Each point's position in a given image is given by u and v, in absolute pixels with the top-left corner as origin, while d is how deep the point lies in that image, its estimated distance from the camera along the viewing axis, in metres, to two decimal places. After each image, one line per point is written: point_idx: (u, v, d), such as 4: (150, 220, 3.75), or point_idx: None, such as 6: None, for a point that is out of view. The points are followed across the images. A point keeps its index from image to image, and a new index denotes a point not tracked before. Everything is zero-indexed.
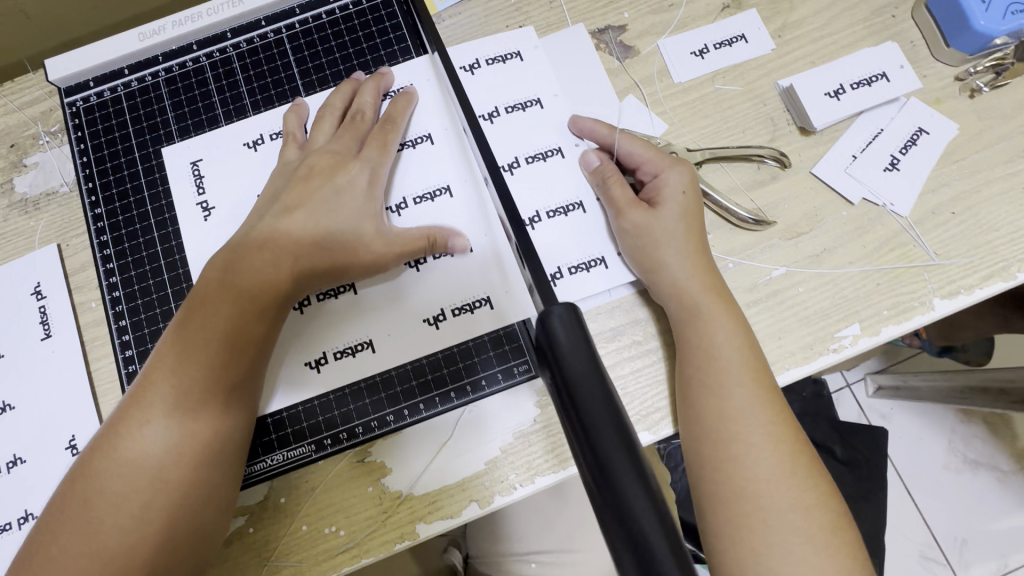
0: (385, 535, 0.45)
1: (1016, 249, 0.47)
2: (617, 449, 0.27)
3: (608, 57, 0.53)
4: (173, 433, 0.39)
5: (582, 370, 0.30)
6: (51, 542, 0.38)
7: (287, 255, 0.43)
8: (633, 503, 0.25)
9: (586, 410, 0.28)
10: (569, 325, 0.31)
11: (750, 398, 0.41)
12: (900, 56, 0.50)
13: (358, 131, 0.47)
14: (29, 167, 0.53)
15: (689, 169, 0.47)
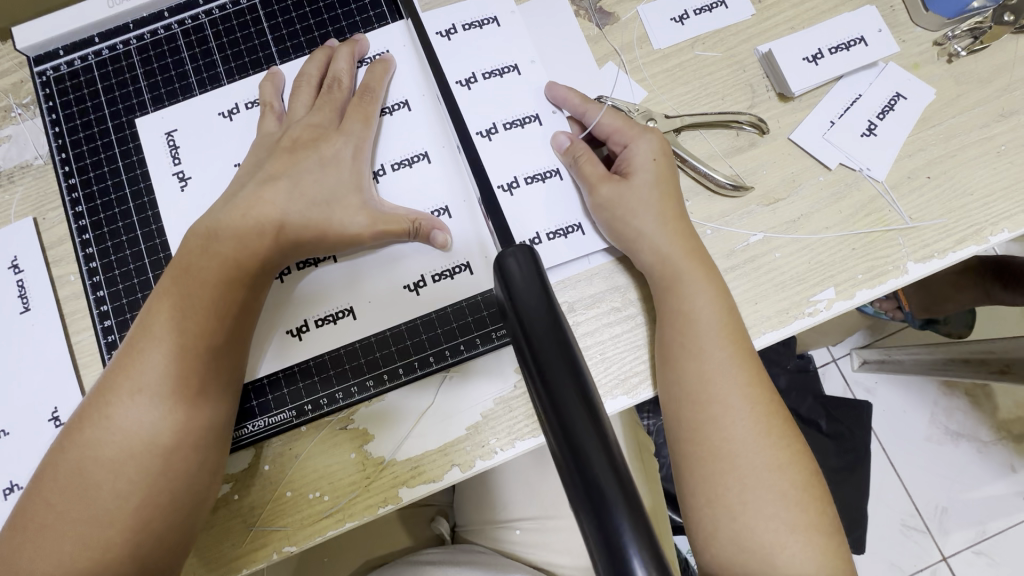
0: (368, 499, 0.46)
1: (990, 213, 0.48)
2: (579, 400, 0.24)
3: (588, 24, 0.52)
4: (162, 401, 0.40)
5: (542, 317, 0.26)
6: (47, 508, 0.39)
7: (267, 222, 0.43)
8: (594, 459, 0.22)
9: (544, 359, 0.25)
10: (526, 270, 0.27)
11: (723, 360, 0.42)
12: (878, 20, 0.50)
13: (338, 103, 0.47)
14: (1, 140, 0.53)
15: (659, 137, 0.47)
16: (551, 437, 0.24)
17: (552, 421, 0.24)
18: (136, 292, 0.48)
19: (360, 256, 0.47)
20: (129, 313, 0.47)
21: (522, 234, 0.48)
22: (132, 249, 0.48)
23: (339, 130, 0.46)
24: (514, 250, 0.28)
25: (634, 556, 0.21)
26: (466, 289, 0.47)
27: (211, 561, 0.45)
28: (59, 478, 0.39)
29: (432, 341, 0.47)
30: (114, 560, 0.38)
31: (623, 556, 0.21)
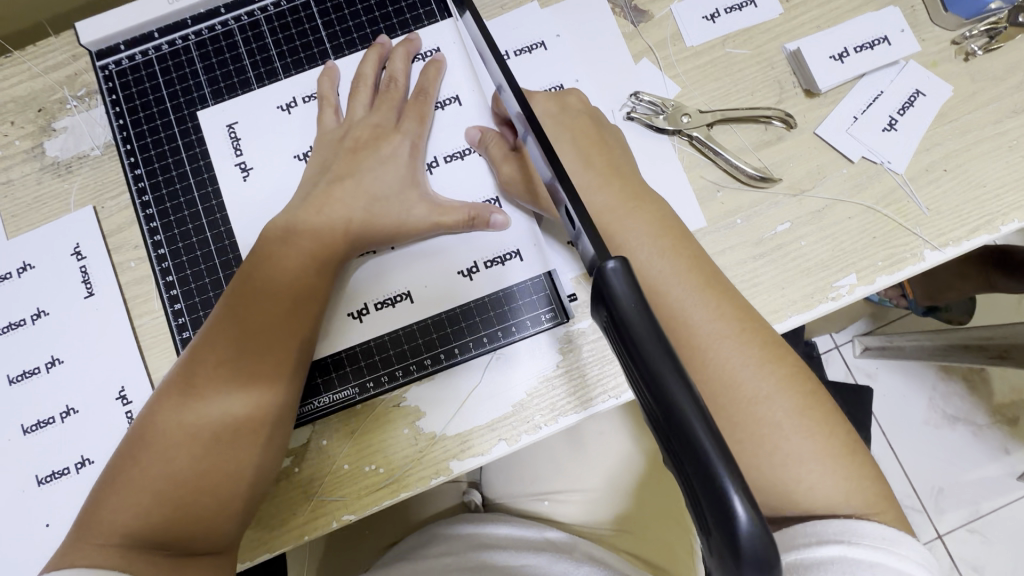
0: (422, 471, 0.49)
1: (1001, 204, 0.51)
2: (669, 365, 0.23)
3: (623, 21, 0.55)
4: (242, 374, 0.44)
5: (639, 317, 0.24)
6: (136, 467, 0.42)
7: (340, 219, 0.47)
8: (694, 422, 0.22)
9: (650, 359, 0.23)
10: (626, 279, 0.25)
11: (686, 291, 0.42)
12: (900, 21, 0.53)
13: (397, 103, 0.50)
14: (58, 132, 0.55)
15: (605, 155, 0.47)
16: (658, 423, 0.23)
17: (647, 389, 0.23)
18: (202, 278, 0.51)
19: (417, 243, 0.50)
20: (196, 297, 0.51)
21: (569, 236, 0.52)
22: (197, 237, 0.51)
23: (398, 129, 0.49)
24: (612, 261, 0.25)
25: (733, 495, 0.20)
26: (510, 273, 0.50)
27: (274, 530, 0.49)
28: (142, 440, 0.43)
29: (484, 324, 0.50)
30: (188, 521, 0.42)
31: (722, 496, 0.21)
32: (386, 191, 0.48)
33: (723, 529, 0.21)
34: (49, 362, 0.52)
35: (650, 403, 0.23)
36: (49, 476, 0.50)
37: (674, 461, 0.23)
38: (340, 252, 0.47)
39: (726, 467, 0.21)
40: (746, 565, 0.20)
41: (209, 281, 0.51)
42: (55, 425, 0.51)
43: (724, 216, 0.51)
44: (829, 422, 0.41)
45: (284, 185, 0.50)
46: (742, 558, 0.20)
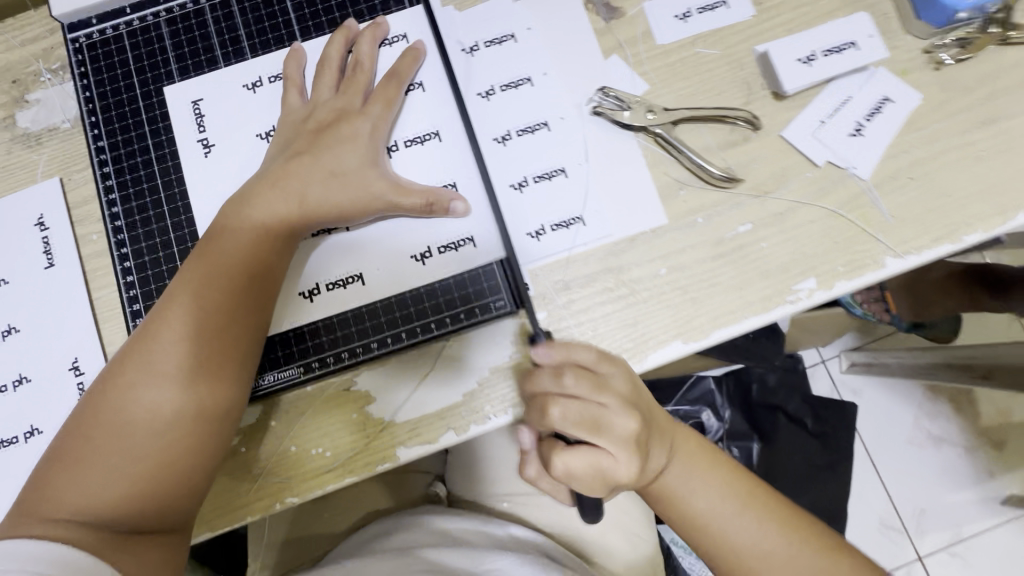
0: (368, 457, 0.49)
1: (966, 214, 0.51)
2: None
3: (595, 17, 0.55)
4: (193, 357, 0.43)
5: None
6: (88, 441, 0.42)
7: (295, 193, 0.47)
8: None
9: None
10: None
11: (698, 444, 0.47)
12: (870, 26, 0.53)
13: (362, 86, 0.50)
14: (31, 103, 0.56)
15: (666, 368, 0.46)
16: None
17: None
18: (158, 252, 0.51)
19: (373, 224, 0.50)
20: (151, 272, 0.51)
21: (527, 225, 0.51)
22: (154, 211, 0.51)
23: (360, 110, 0.49)
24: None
25: None
26: (463, 261, 0.50)
27: (217, 507, 0.48)
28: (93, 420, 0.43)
29: (436, 308, 0.50)
30: (140, 500, 0.42)
31: None
32: (342, 168, 0.48)
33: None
34: (4, 330, 0.52)
35: None
36: None
37: None
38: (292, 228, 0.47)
39: None
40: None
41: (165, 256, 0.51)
42: (6, 393, 0.51)
43: (686, 214, 0.51)
44: None
45: (246, 166, 0.51)
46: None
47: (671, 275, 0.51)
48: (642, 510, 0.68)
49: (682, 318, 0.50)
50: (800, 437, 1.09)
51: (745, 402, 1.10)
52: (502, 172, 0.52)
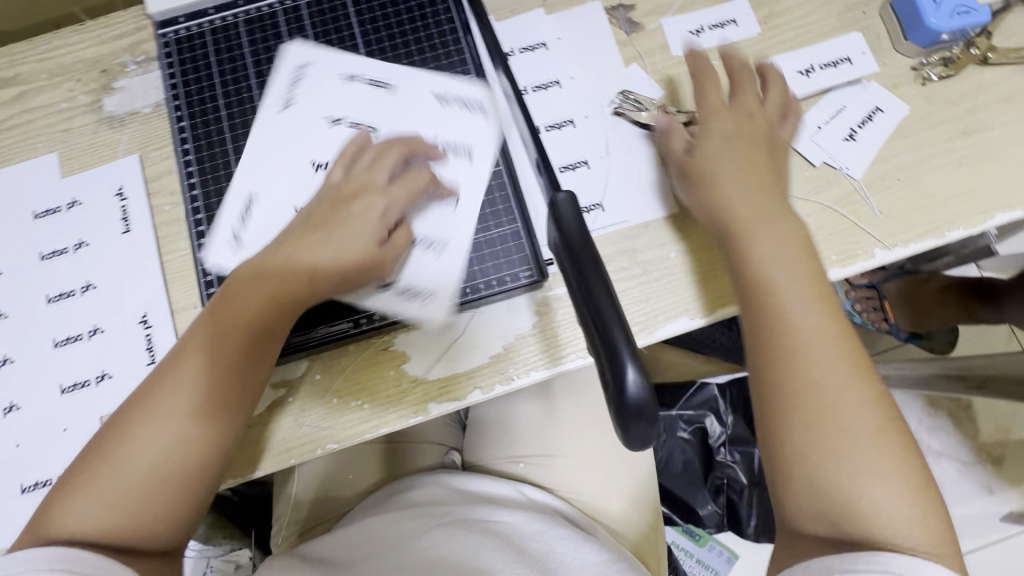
0: (402, 410, 0.54)
1: (949, 213, 0.56)
2: (593, 267, 0.29)
3: (618, 30, 0.62)
4: (221, 384, 0.47)
5: (574, 237, 0.31)
6: (109, 456, 0.45)
7: (310, 259, 0.49)
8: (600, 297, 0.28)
9: (581, 263, 0.30)
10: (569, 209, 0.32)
11: (809, 308, 0.47)
12: (862, 44, 0.60)
13: (386, 164, 0.52)
14: (116, 90, 0.63)
15: (794, 227, 0.50)
16: (582, 313, 0.30)
17: (577, 287, 0.30)
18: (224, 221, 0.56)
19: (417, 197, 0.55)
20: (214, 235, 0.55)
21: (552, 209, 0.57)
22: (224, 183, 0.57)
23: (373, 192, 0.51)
24: (565, 195, 0.32)
25: (627, 366, 0.26)
26: (496, 230, 0.55)
27: (265, 449, 0.54)
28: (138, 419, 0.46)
29: (466, 275, 0.54)
30: (141, 519, 0.44)
31: (618, 362, 0.26)
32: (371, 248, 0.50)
33: (614, 390, 0.26)
34: (83, 287, 0.58)
35: (576, 295, 0.30)
36: (72, 386, 0.56)
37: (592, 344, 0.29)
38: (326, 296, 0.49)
39: (626, 345, 0.27)
40: (628, 416, 0.26)
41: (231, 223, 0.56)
42: (82, 341, 0.57)
43: None
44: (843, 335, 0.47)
45: (308, 148, 0.57)
46: (622, 410, 0.26)
47: (681, 258, 0.56)
48: (648, 483, 0.73)
49: (690, 296, 0.55)
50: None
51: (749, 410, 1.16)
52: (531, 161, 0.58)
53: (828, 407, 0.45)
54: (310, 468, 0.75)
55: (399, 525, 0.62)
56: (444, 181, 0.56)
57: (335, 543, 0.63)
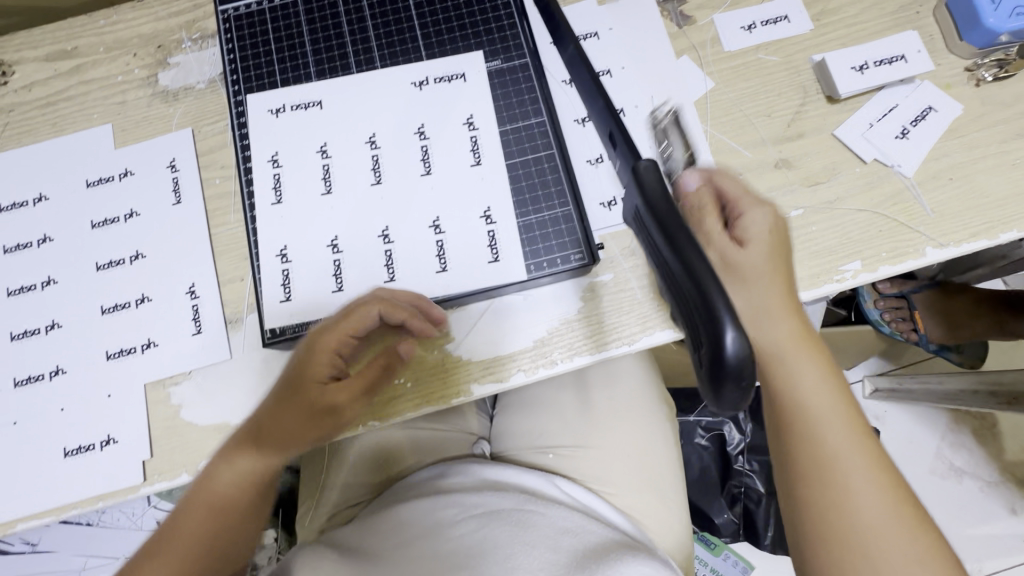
0: (445, 391, 0.54)
1: (1002, 214, 0.56)
2: (682, 231, 0.29)
3: (669, 23, 0.62)
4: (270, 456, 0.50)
5: (659, 200, 0.30)
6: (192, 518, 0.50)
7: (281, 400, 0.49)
8: (689, 259, 0.28)
9: (670, 226, 0.29)
10: (651, 173, 0.31)
11: (840, 437, 0.44)
12: (917, 43, 0.59)
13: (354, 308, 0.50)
14: (171, 66, 0.64)
15: (821, 365, 0.46)
16: (673, 279, 0.29)
17: (666, 250, 0.29)
18: (273, 197, 0.57)
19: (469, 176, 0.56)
20: (264, 214, 0.56)
21: (601, 195, 0.57)
22: (271, 162, 0.57)
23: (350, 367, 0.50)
24: (645, 161, 0.32)
25: (726, 331, 0.25)
26: (548, 212, 0.55)
27: None
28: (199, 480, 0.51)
29: (513, 257, 0.55)
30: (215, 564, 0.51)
31: (719, 328, 0.26)
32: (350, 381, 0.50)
33: (710, 355, 0.26)
34: (132, 256, 0.59)
35: (665, 257, 0.29)
36: (118, 353, 0.57)
37: (685, 311, 0.28)
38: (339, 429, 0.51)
39: (726, 306, 0.26)
40: (726, 380, 0.26)
41: (279, 201, 0.57)
42: (130, 309, 0.58)
43: None
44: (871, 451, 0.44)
45: (362, 124, 0.58)
46: (721, 374, 0.26)
47: None
48: (676, 479, 0.73)
49: None
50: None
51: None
52: (579, 149, 0.58)
53: (849, 531, 0.42)
54: (339, 451, 0.75)
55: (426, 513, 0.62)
56: (493, 165, 0.56)
57: (369, 528, 0.63)
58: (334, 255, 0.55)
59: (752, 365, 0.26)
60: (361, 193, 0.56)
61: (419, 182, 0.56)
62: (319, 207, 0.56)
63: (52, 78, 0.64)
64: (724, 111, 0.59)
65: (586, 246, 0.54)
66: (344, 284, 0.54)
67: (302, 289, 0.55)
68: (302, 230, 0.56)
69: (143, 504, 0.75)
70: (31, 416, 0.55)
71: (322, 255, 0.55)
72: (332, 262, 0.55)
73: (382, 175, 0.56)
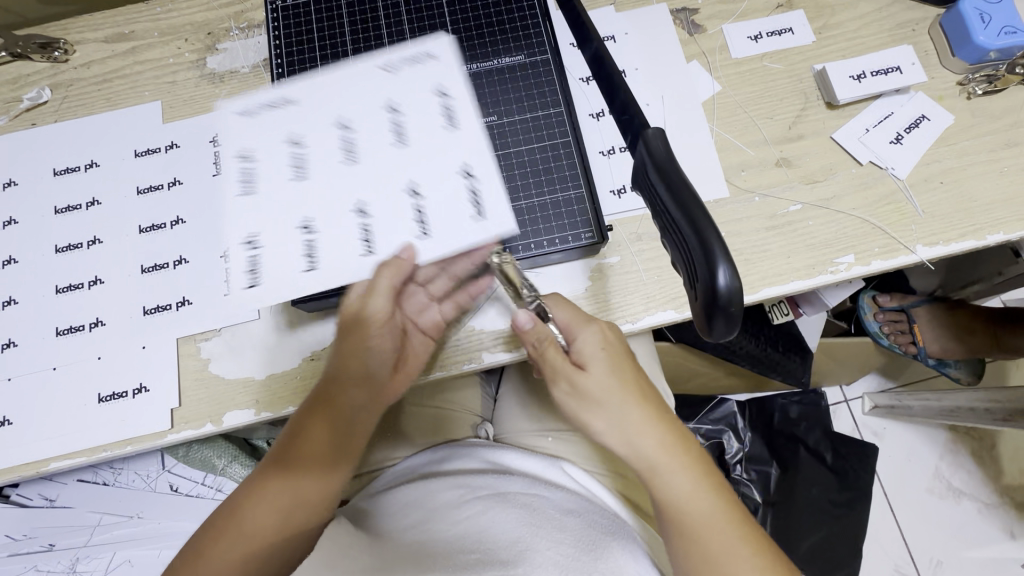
0: (457, 356, 0.60)
1: (990, 218, 0.59)
2: (683, 188, 0.35)
3: (682, 30, 0.67)
4: (315, 472, 0.54)
5: (665, 164, 0.36)
6: (227, 537, 0.51)
7: (331, 419, 0.54)
8: (689, 212, 0.34)
9: (675, 185, 0.35)
10: (657, 140, 0.37)
11: (723, 530, 0.48)
12: (912, 56, 0.63)
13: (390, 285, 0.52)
14: (219, 51, 0.69)
15: (688, 471, 0.50)
16: (675, 229, 0.35)
17: (671, 204, 0.35)
18: (292, 172, 0.56)
19: (492, 158, 0.60)
20: (282, 190, 0.55)
21: (611, 184, 0.62)
22: (287, 135, 0.56)
23: (399, 315, 0.58)
24: (653, 130, 0.37)
25: (720, 268, 0.32)
26: (563, 193, 0.59)
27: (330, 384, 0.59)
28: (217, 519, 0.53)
29: (528, 233, 0.58)
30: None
31: (714, 266, 0.32)
32: (415, 322, 0.59)
33: (707, 287, 0.32)
34: (173, 221, 0.63)
35: (669, 212, 0.35)
36: (154, 309, 0.61)
37: (686, 255, 0.34)
38: (434, 341, 0.60)
39: (719, 248, 0.32)
40: (719, 308, 0.32)
41: (298, 175, 0.55)
42: (167, 269, 0.62)
43: (745, 191, 0.61)
44: (750, 532, 0.48)
45: None
46: (717, 302, 0.32)
47: (728, 239, 0.59)
48: None
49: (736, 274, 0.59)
50: (819, 472, 1.11)
51: (768, 430, 1.16)
52: (592, 142, 0.64)
53: None
54: None
55: (437, 498, 0.61)
56: (514, 150, 0.60)
57: (382, 509, 0.64)
58: (361, 220, 0.55)
59: (740, 295, 0.32)
60: (387, 155, 0.56)
61: (447, 137, 0.56)
62: (341, 173, 0.56)
63: (110, 58, 0.70)
64: (730, 112, 0.64)
65: (596, 224, 0.58)
66: (375, 249, 0.54)
67: (333, 252, 0.54)
68: (323, 199, 0.55)
69: (158, 468, 0.74)
70: (71, 364, 0.59)
71: (348, 221, 0.55)
72: (359, 227, 0.54)
73: (410, 137, 0.56)
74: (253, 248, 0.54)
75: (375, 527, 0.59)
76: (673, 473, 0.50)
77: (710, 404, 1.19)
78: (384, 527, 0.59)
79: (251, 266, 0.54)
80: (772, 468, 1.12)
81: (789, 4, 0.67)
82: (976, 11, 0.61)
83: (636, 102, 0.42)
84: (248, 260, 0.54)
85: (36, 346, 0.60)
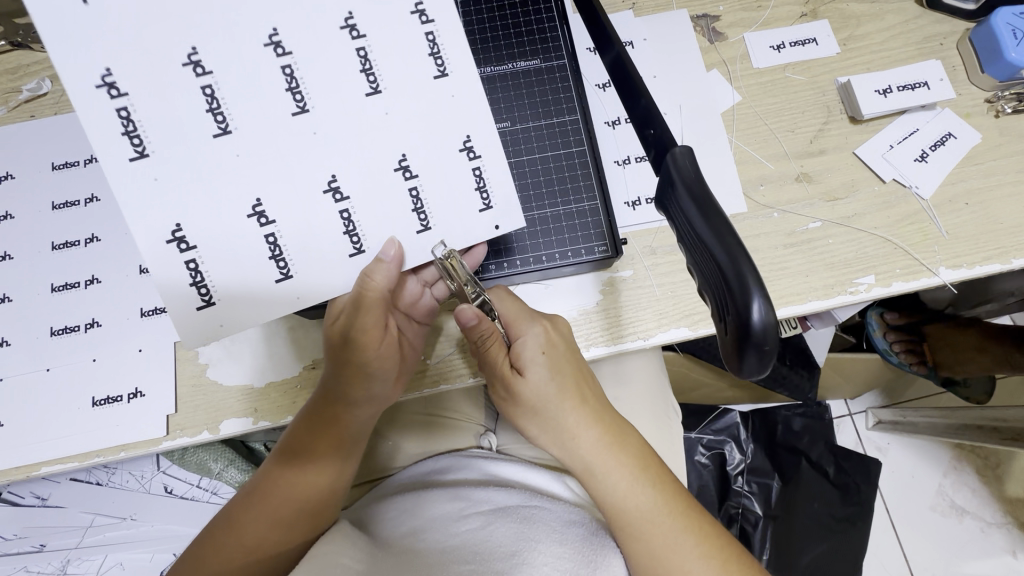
0: (463, 368, 0.59)
1: (1016, 241, 0.57)
2: (715, 214, 0.33)
3: (702, 38, 0.65)
4: (322, 478, 0.53)
5: (695, 186, 0.35)
6: (231, 536, 0.51)
7: (333, 428, 0.52)
8: (720, 240, 0.32)
9: (706, 209, 0.33)
10: (686, 160, 0.36)
11: (668, 525, 0.50)
12: (941, 71, 0.61)
13: (378, 298, 0.46)
14: None
15: (629, 470, 0.51)
16: (704, 257, 0.34)
17: (700, 229, 0.33)
18: (214, 127, 0.41)
19: None
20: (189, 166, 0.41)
21: (626, 196, 0.60)
22: (191, 65, 0.40)
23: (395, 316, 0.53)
24: (680, 148, 0.36)
25: (754, 300, 0.30)
26: (576, 205, 0.57)
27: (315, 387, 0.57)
28: (214, 528, 0.52)
29: (538, 245, 0.57)
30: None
31: (747, 297, 0.30)
32: (406, 314, 0.54)
33: (741, 322, 0.31)
34: None
35: (698, 238, 0.34)
36: (154, 310, 0.59)
37: (717, 284, 0.33)
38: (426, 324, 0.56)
39: (754, 279, 0.30)
40: (751, 344, 0.31)
41: (225, 132, 0.41)
42: None
43: (763, 207, 0.59)
44: (695, 516, 0.52)
45: None
46: (751, 339, 0.30)
47: None
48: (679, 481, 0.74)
49: None
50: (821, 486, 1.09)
51: (769, 441, 1.14)
52: (606, 151, 0.62)
53: None
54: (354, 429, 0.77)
55: (432, 503, 0.61)
56: (526, 157, 0.58)
57: (381, 514, 0.62)
58: (339, 203, 0.44)
59: (776, 332, 0.30)
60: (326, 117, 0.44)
61: None
62: (290, 130, 0.42)
63: None
64: (750, 124, 0.62)
65: (609, 235, 0.56)
66: (365, 244, 0.46)
67: (293, 251, 0.44)
68: None
69: (154, 469, 0.73)
70: (63, 366, 0.58)
71: (300, 215, 0.44)
72: (340, 213, 0.45)
73: (381, 81, 0.44)
74: (186, 248, 0.42)
75: (372, 531, 0.59)
76: (617, 474, 0.51)
77: (711, 414, 1.19)
78: (380, 531, 0.58)
79: (196, 275, 0.43)
80: (772, 481, 1.11)
81: (814, 14, 0.65)
82: (1009, 27, 0.59)
83: (659, 111, 0.40)
84: (187, 265, 0.42)
85: (29, 347, 0.58)
